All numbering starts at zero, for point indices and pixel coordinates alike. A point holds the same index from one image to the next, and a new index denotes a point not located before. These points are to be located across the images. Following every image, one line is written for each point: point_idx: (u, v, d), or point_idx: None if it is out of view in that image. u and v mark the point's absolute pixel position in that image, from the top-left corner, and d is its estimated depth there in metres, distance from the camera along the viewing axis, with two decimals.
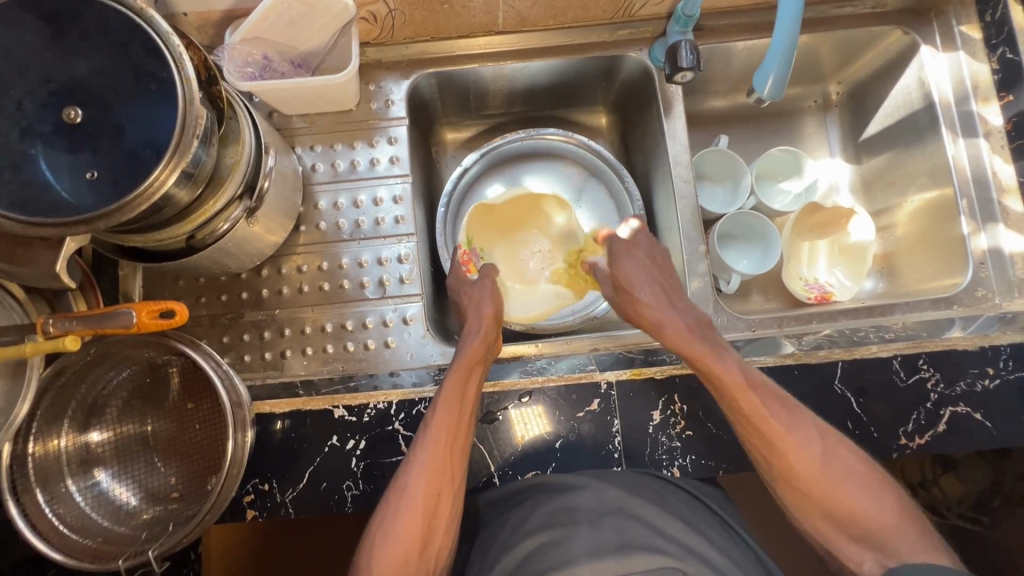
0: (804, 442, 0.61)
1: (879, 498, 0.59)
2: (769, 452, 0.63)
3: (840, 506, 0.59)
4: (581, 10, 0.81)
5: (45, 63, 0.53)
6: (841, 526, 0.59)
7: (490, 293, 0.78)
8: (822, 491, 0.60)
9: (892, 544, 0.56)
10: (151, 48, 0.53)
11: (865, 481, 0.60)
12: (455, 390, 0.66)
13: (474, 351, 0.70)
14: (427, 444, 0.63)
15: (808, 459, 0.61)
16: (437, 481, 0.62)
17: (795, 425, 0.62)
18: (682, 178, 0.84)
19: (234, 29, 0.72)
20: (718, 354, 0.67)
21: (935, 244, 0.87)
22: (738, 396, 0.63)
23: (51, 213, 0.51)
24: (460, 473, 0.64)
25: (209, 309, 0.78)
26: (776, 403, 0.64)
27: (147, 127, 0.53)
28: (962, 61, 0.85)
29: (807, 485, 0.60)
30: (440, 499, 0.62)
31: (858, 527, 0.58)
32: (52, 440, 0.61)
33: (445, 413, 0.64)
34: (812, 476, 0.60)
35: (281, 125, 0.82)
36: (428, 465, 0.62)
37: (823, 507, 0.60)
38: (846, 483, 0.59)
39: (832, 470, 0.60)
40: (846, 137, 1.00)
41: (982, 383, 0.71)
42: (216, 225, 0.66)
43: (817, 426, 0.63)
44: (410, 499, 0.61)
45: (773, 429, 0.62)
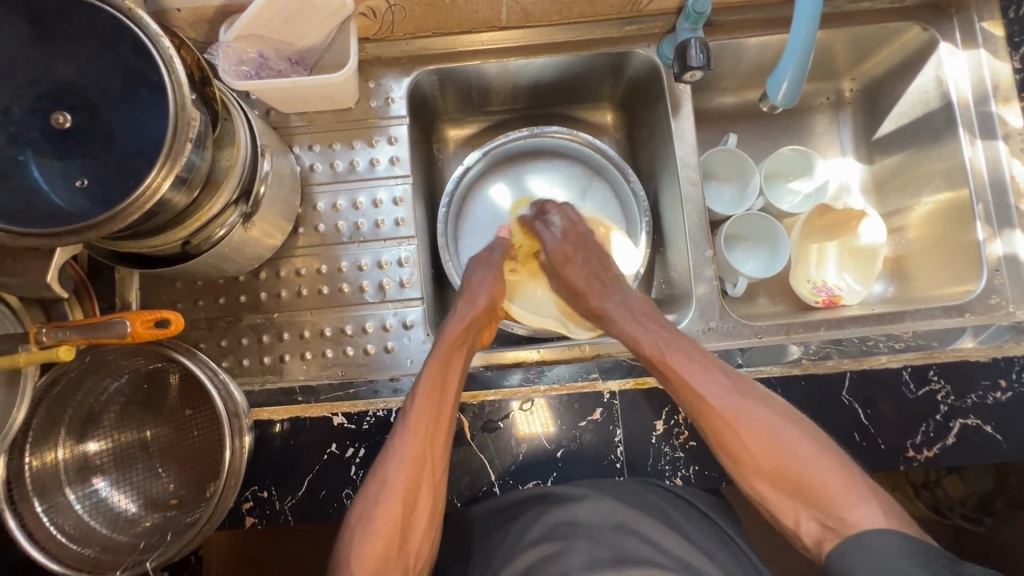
0: (727, 406, 0.62)
1: (807, 450, 0.59)
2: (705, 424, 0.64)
3: (775, 469, 0.60)
4: (587, 5, 0.78)
5: (31, 66, 0.51)
6: (781, 487, 0.60)
7: (488, 282, 0.77)
8: (755, 458, 0.61)
9: (830, 502, 0.57)
10: (140, 48, 0.51)
11: (794, 440, 0.60)
12: (434, 378, 0.66)
13: (452, 335, 0.70)
14: (406, 436, 0.63)
15: (733, 420, 0.62)
16: (417, 474, 0.62)
17: (715, 386, 0.64)
18: (689, 180, 0.82)
19: (229, 25, 0.70)
20: (648, 331, 0.70)
21: (948, 248, 0.85)
22: (666, 369, 0.66)
23: (42, 223, 0.50)
24: (441, 463, 0.64)
25: (207, 313, 0.77)
26: (700, 367, 0.65)
27: (138, 134, 0.52)
28: (982, 60, 0.82)
29: (743, 456, 0.61)
30: (421, 491, 0.62)
31: (792, 484, 0.59)
32: (49, 451, 0.61)
33: (430, 400, 0.64)
34: (743, 444, 0.61)
35: (278, 124, 0.80)
36: (407, 456, 0.62)
37: (764, 472, 0.60)
38: (779, 446, 0.60)
39: (757, 431, 0.61)
40: (858, 136, 0.97)
41: (993, 396, 0.69)
42: (212, 231, 0.64)
43: (740, 383, 0.65)
44: (390, 489, 0.61)
45: (694, 395, 0.64)
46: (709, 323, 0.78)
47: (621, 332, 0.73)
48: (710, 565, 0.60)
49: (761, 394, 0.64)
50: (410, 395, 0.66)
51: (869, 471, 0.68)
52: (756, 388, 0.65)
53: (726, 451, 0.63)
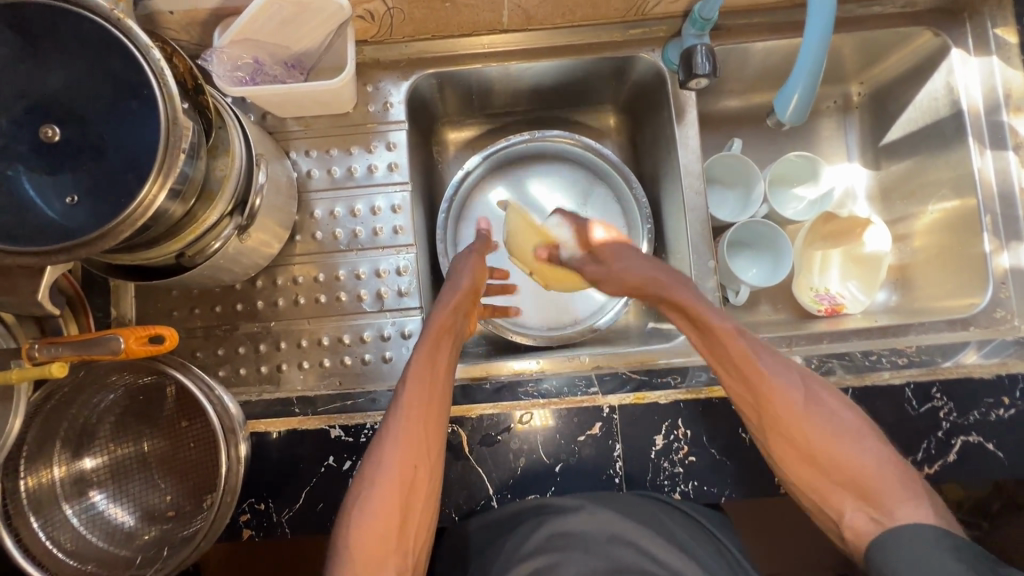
0: (790, 394, 0.61)
1: (862, 443, 0.58)
2: (760, 406, 0.62)
3: (819, 456, 0.59)
4: (591, 8, 0.76)
5: (19, 78, 0.49)
6: (831, 474, 0.58)
7: (470, 268, 0.76)
8: (810, 445, 0.59)
9: (879, 496, 0.56)
10: (130, 59, 0.49)
11: (848, 433, 0.59)
12: (427, 357, 0.66)
13: (441, 320, 0.70)
14: (401, 417, 0.62)
15: (794, 410, 0.60)
16: (414, 456, 0.61)
17: (780, 371, 0.62)
18: (693, 189, 0.81)
19: (223, 29, 0.68)
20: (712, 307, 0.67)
21: (953, 259, 0.84)
22: (729, 343, 0.63)
23: (31, 240, 0.49)
24: (436, 449, 0.63)
25: (203, 321, 0.76)
26: (765, 352, 0.64)
27: (128, 149, 0.50)
28: (994, 67, 0.80)
29: (796, 438, 0.60)
30: (416, 473, 0.61)
31: (844, 477, 0.57)
32: (44, 468, 0.60)
33: (418, 383, 0.64)
34: (802, 432, 0.59)
35: (274, 128, 0.78)
36: (402, 436, 0.61)
37: (813, 459, 0.59)
38: (834, 439, 0.58)
39: (817, 415, 0.60)
40: (865, 141, 0.96)
41: (996, 413, 0.68)
42: (207, 243, 0.63)
43: (801, 376, 0.63)
44: (384, 471, 0.59)
45: (760, 374, 0.62)
46: None
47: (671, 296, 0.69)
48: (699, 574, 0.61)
49: (822, 389, 0.63)
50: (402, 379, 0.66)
51: None
52: (815, 378, 0.64)
53: (780, 435, 0.61)
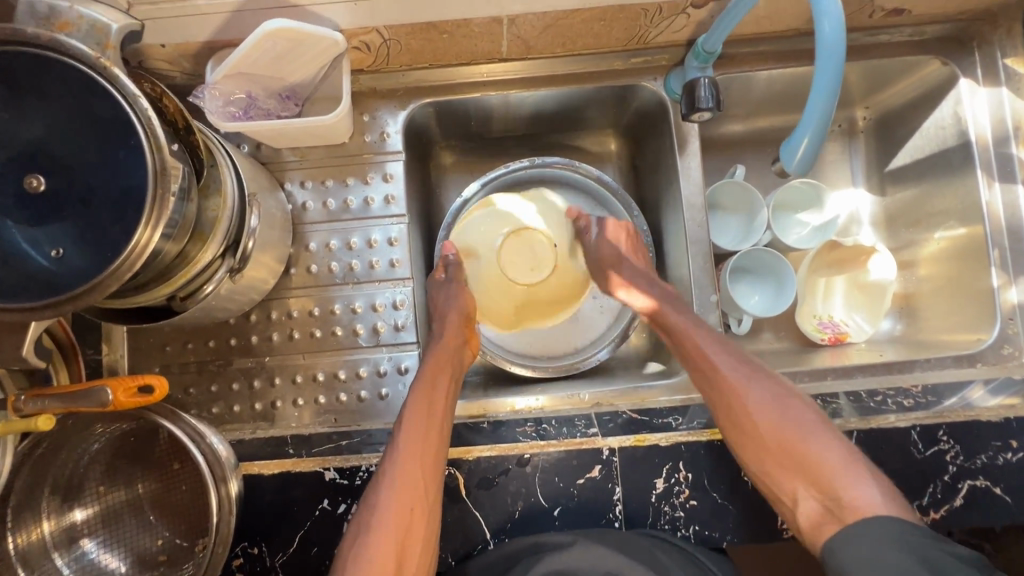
0: (750, 386, 0.62)
1: (818, 434, 0.58)
2: (724, 398, 0.63)
3: (779, 446, 0.58)
4: (592, 38, 0.74)
5: (3, 127, 0.48)
6: (785, 463, 0.58)
7: (453, 293, 0.78)
8: (770, 435, 0.59)
9: (828, 483, 0.55)
10: (116, 108, 0.48)
11: (808, 424, 0.59)
12: (424, 392, 0.66)
13: (440, 358, 0.71)
14: (398, 457, 0.61)
15: (747, 401, 0.62)
16: (410, 496, 0.59)
17: (742, 367, 0.64)
18: (694, 221, 0.79)
19: (216, 63, 0.66)
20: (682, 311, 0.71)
21: (960, 292, 0.82)
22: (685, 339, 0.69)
23: (16, 296, 0.47)
24: (436, 493, 0.61)
25: (196, 356, 0.74)
26: (720, 344, 0.67)
27: (115, 200, 0.49)
28: (1004, 98, 0.78)
29: (757, 427, 0.60)
30: (414, 515, 0.59)
31: (795, 464, 0.57)
32: (32, 523, 0.59)
33: (414, 419, 0.64)
34: (761, 422, 0.60)
35: (268, 159, 0.77)
36: (398, 472, 0.60)
37: (773, 449, 0.59)
38: (794, 432, 0.59)
39: (764, 403, 0.61)
40: (870, 167, 0.94)
41: (1004, 456, 0.67)
42: (198, 286, 0.62)
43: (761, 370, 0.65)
44: (381, 513, 0.58)
45: (711, 365, 0.66)
46: None
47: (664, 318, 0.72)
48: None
49: (785, 384, 0.63)
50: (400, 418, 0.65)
51: None
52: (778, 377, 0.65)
53: (730, 421, 0.63)
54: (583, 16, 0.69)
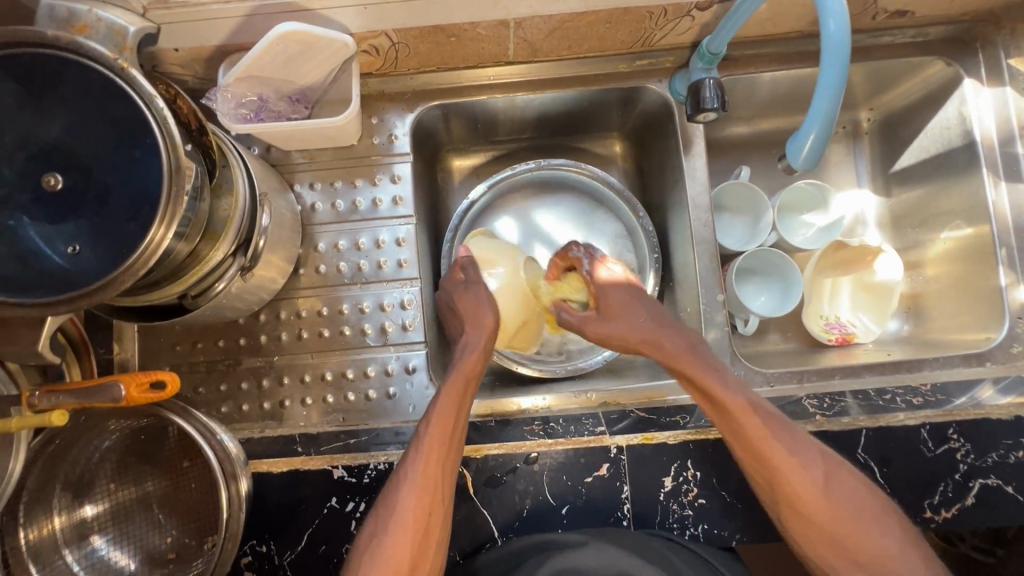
0: (807, 471, 0.55)
1: (884, 526, 0.53)
2: (775, 482, 0.56)
3: (846, 539, 0.53)
4: (597, 41, 0.75)
5: (23, 127, 0.49)
6: (856, 561, 0.53)
7: (482, 298, 0.72)
8: (827, 523, 0.53)
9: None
10: (133, 108, 0.49)
11: (871, 511, 0.54)
12: (450, 401, 0.63)
13: (470, 367, 0.66)
14: (417, 462, 0.59)
15: (810, 493, 0.54)
16: (426, 504, 0.58)
17: (796, 446, 0.56)
18: (700, 221, 0.80)
19: (228, 66, 0.68)
20: (707, 361, 0.60)
21: (968, 291, 0.82)
22: (743, 420, 0.56)
23: (33, 291, 0.48)
24: (448, 491, 0.61)
25: (206, 355, 0.75)
26: (778, 421, 0.57)
27: (131, 197, 0.50)
28: (1008, 98, 0.79)
29: (816, 517, 0.54)
30: (430, 519, 0.58)
31: (864, 561, 0.52)
32: (44, 517, 0.60)
33: (439, 426, 0.61)
34: (820, 509, 0.54)
35: (278, 161, 0.78)
36: (417, 481, 0.58)
37: (832, 539, 0.54)
38: (853, 521, 0.53)
39: (833, 495, 0.54)
40: (875, 168, 0.94)
41: (1016, 455, 0.66)
42: (210, 284, 0.62)
43: (815, 447, 0.57)
44: (397, 516, 0.57)
45: (770, 447, 0.56)
46: None
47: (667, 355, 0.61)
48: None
49: (830, 451, 0.58)
50: (424, 418, 0.63)
51: None
52: (827, 448, 0.58)
53: (792, 508, 0.55)
54: (589, 18, 0.70)
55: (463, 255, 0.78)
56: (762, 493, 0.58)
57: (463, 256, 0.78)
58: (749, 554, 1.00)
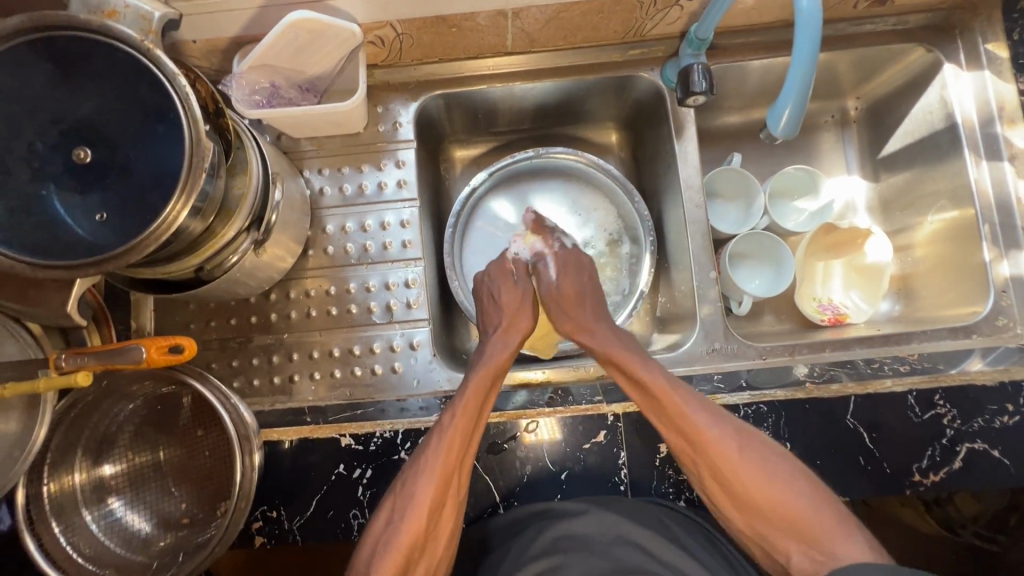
0: (724, 443, 0.62)
1: (799, 489, 0.59)
2: (695, 455, 0.64)
3: (764, 504, 0.60)
4: (591, 31, 0.79)
5: (55, 104, 0.53)
6: (774, 520, 0.60)
7: (504, 286, 0.82)
8: (747, 491, 0.61)
9: (817, 538, 0.57)
10: (158, 87, 0.53)
11: (786, 475, 0.60)
12: (476, 396, 0.67)
13: (490, 366, 0.71)
14: (440, 453, 0.63)
15: (731, 465, 0.61)
16: (444, 491, 0.62)
17: (712, 420, 0.64)
18: (693, 202, 0.83)
19: (242, 56, 0.72)
20: (643, 357, 0.70)
21: (955, 268, 0.84)
22: (662, 399, 0.65)
23: (62, 255, 0.51)
24: (461, 484, 0.65)
25: (219, 333, 0.78)
26: (697, 401, 0.65)
27: (155, 169, 0.53)
28: (987, 81, 0.82)
29: (735, 484, 0.61)
30: (443, 510, 0.62)
31: (783, 522, 0.59)
32: (66, 476, 0.63)
33: (464, 420, 0.65)
34: (739, 478, 0.61)
35: (288, 148, 0.82)
36: (436, 473, 0.62)
37: (753, 503, 0.61)
38: (773, 489, 0.60)
39: (751, 465, 0.61)
40: (864, 154, 0.97)
41: (1001, 420, 0.69)
42: (224, 258, 0.66)
43: (736, 424, 0.65)
44: (416, 503, 0.60)
45: (693, 428, 0.63)
46: (713, 345, 0.78)
47: (606, 350, 0.73)
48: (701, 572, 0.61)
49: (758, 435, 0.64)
50: (447, 410, 0.67)
51: (877, 495, 0.69)
52: (755, 431, 0.65)
53: (714, 479, 0.63)
54: (582, 8, 0.74)
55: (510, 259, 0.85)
56: (692, 471, 0.65)
57: (510, 254, 0.86)
58: None
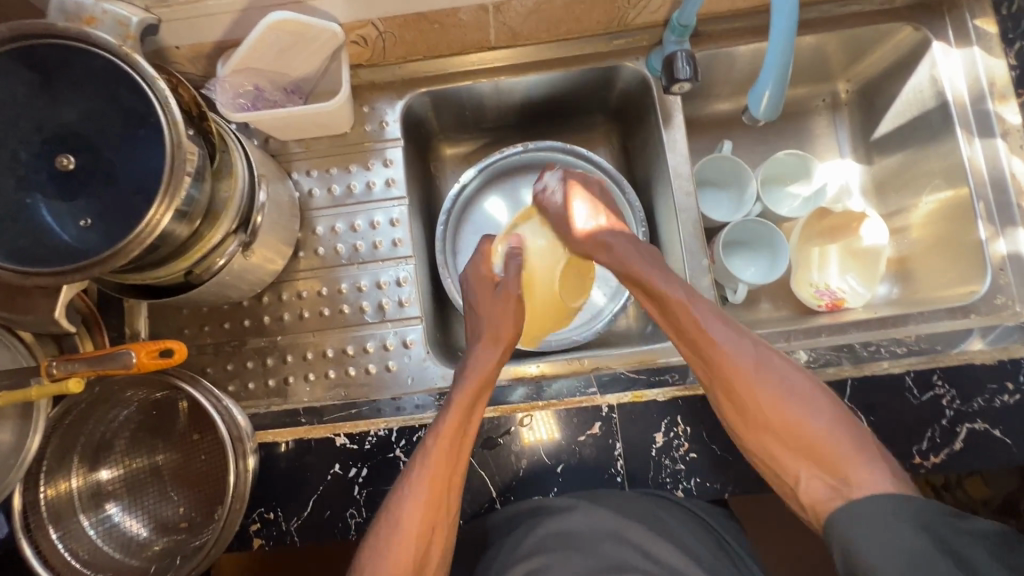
0: (740, 358, 0.62)
1: (817, 410, 0.58)
2: (709, 369, 0.64)
3: (780, 425, 0.59)
4: (574, 22, 0.79)
5: (36, 113, 0.53)
6: (786, 441, 0.58)
7: (473, 290, 0.79)
8: (762, 411, 0.60)
9: (834, 463, 0.55)
10: (137, 90, 0.53)
11: (806, 393, 0.60)
12: (460, 415, 0.64)
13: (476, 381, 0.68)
14: (424, 477, 0.61)
15: (750, 380, 0.61)
16: (432, 518, 0.60)
17: (735, 337, 0.63)
18: (682, 190, 0.82)
19: (226, 59, 0.73)
20: (664, 274, 0.69)
21: (950, 248, 0.83)
22: (676, 308, 0.66)
23: (49, 262, 0.52)
24: (452, 507, 0.62)
25: (213, 337, 0.78)
26: (717, 320, 0.65)
27: (138, 174, 0.53)
28: (976, 57, 0.81)
29: (747, 402, 0.61)
30: (434, 533, 0.60)
31: (800, 443, 0.58)
32: (63, 481, 0.63)
33: (446, 439, 0.63)
34: (754, 395, 0.60)
35: (276, 151, 0.82)
36: (422, 499, 0.60)
37: (768, 425, 0.60)
38: (784, 401, 0.59)
39: (766, 379, 0.61)
40: (856, 136, 0.97)
41: (1001, 399, 0.69)
42: (213, 260, 0.66)
43: (756, 344, 0.64)
44: (402, 531, 0.58)
45: (708, 338, 0.63)
46: None
47: (626, 266, 0.72)
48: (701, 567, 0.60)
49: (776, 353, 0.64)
50: (432, 430, 0.65)
51: None
52: (780, 352, 0.64)
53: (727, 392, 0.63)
54: None
55: (489, 269, 0.80)
56: (709, 391, 0.65)
57: (485, 263, 0.80)
58: (754, 527, 1.00)
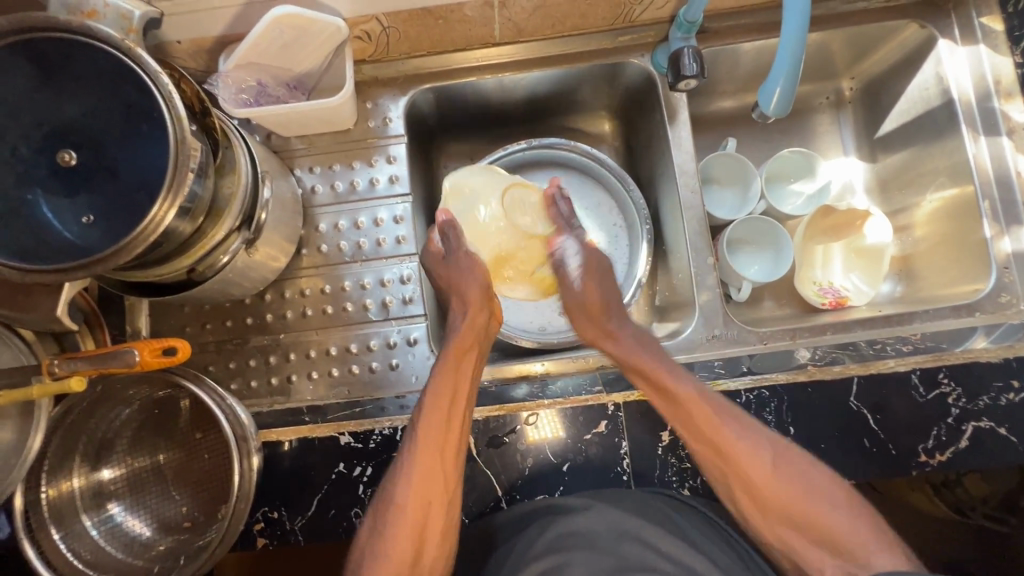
0: (752, 451, 0.63)
1: (826, 489, 0.61)
2: (723, 465, 0.64)
3: (792, 513, 0.62)
4: (580, 18, 0.79)
5: (37, 107, 0.52)
6: (802, 528, 0.62)
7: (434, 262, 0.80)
8: (776, 498, 0.62)
9: (849, 549, 0.59)
10: (140, 86, 0.51)
11: (817, 483, 0.62)
12: (441, 389, 0.66)
13: (461, 341, 0.71)
14: (413, 451, 0.63)
15: (763, 478, 0.63)
16: (427, 491, 0.62)
17: (740, 430, 0.65)
18: (688, 187, 0.82)
19: (228, 54, 0.72)
20: (668, 366, 0.69)
21: (954, 245, 0.83)
22: (689, 411, 0.65)
23: (51, 258, 0.51)
24: (452, 478, 0.64)
25: (215, 335, 0.78)
26: (720, 403, 0.66)
27: (141, 170, 0.52)
28: (983, 55, 0.81)
29: (764, 494, 0.63)
30: (430, 508, 0.62)
31: (816, 533, 0.61)
32: (65, 482, 0.63)
33: (432, 413, 0.65)
34: (769, 489, 0.62)
35: (279, 148, 0.82)
36: (415, 475, 0.62)
37: (781, 512, 0.62)
38: (797, 488, 0.62)
39: (782, 478, 0.62)
40: (860, 134, 0.96)
41: (1007, 397, 0.69)
42: (216, 258, 0.65)
43: (766, 435, 0.65)
44: (398, 510, 0.61)
45: (723, 437, 0.64)
46: (713, 332, 0.77)
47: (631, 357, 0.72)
48: (710, 568, 0.59)
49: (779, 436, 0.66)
50: (419, 405, 0.67)
51: (882, 476, 0.69)
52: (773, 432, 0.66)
53: (742, 486, 0.64)
54: None
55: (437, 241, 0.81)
56: (719, 483, 0.66)
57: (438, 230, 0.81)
58: None
